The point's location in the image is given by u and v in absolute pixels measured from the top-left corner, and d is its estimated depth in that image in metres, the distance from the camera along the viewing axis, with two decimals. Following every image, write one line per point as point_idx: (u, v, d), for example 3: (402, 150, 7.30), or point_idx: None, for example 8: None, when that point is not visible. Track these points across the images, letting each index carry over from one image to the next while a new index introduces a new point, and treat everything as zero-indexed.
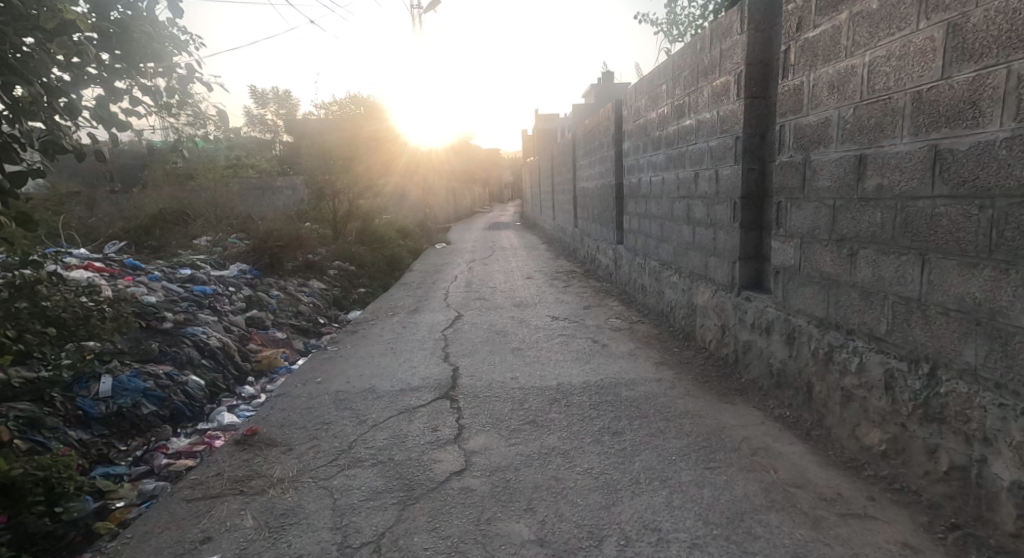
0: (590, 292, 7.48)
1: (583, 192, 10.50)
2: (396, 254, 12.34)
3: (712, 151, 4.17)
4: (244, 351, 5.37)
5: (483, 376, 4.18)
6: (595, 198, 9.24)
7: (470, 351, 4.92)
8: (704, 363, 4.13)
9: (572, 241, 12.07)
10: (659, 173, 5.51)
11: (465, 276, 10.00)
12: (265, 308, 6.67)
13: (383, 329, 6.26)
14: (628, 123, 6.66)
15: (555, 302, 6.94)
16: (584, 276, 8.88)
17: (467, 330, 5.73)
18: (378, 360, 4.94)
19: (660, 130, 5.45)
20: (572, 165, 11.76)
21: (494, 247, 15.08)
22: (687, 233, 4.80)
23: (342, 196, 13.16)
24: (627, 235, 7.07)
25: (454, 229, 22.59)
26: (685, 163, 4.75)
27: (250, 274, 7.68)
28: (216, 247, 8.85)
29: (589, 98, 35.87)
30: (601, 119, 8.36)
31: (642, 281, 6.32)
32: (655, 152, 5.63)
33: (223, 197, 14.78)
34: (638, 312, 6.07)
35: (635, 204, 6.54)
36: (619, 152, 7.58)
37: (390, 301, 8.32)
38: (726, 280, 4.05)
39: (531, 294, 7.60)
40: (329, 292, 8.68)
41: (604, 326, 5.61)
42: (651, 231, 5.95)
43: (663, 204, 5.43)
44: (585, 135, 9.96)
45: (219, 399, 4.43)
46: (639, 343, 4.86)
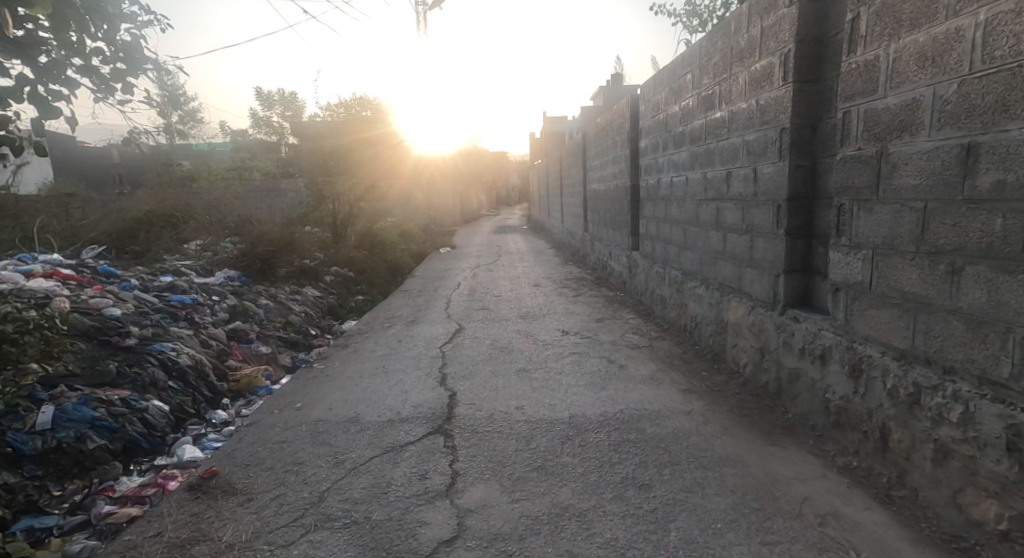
0: (602, 302, 6.91)
1: (593, 195, 9.93)
2: (398, 258, 11.83)
3: (749, 146, 3.61)
4: (221, 369, 4.85)
5: (484, 405, 3.64)
6: (607, 202, 8.68)
7: (470, 372, 4.39)
8: (739, 391, 3.58)
9: (582, 246, 11.51)
10: (681, 173, 4.95)
11: (468, 283, 9.46)
12: (250, 319, 6.16)
13: (377, 343, 5.73)
14: (646, 118, 6.10)
15: (565, 314, 6.39)
16: (595, 284, 8.33)
17: (468, 345, 5.20)
18: (367, 381, 4.41)
19: (683, 126, 4.90)
20: (582, 166, 11.20)
21: (500, 252, 14.54)
22: (716, 241, 4.25)
23: (342, 199, 12.65)
24: (643, 241, 6.51)
25: (460, 233, 22.07)
26: (714, 161, 4.20)
27: (238, 281, 7.17)
28: (204, 251, 8.35)
29: (599, 100, 35.26)
30: (615, 116, 7.80)
31: (661, 293, 5.77)
32: (677, 150, 5.08)
33: (220, 199, 14.31)
34: (656, 326, 5.52)
35: (653, 207, 5.99)
36: (635, 152, 7.03)
37: (388, 310, 7.80)
38: (765, 296, 3.49)
39: (538, 304, 7.05)
40: (323, 300, 8.16)
41: (620, 342, 5.06)
42: (672, 238, 5.39)
43: (687, 207, 4.89)
44: (596, 134, 9.40)
45: (185, 428, 3.91)
46: (661, 364, 4.31)
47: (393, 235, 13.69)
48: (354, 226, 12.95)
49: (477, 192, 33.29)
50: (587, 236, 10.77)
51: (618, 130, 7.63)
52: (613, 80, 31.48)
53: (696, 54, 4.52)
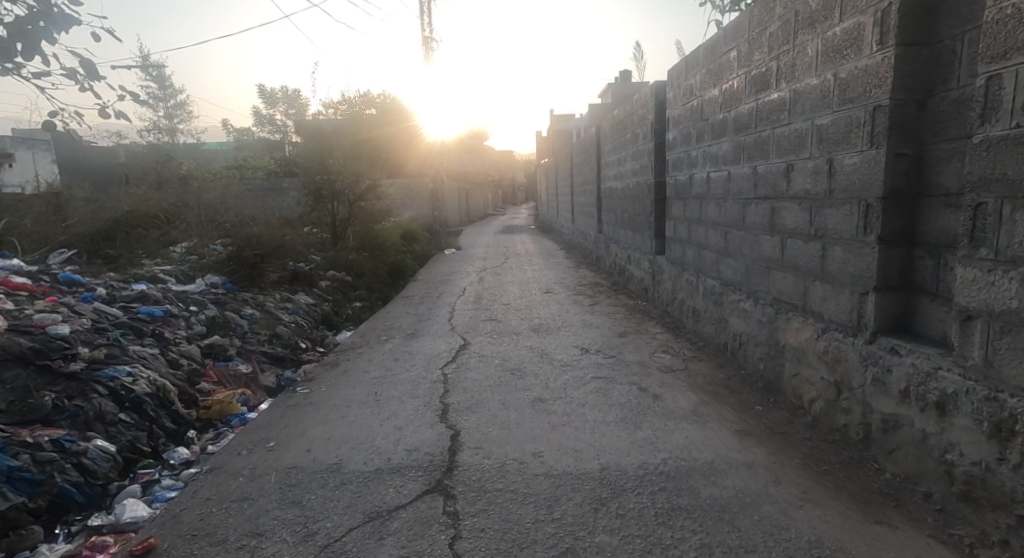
0: (623, 314, 6.22)
1: (609, 194, 9.24)
2: (399, 261, 11.20)
3: (821, 133, 2.93)
4: (190, 394, 4.20)
5: (494, 451, 2.98)
6: (625, 202, 7.99)
7: (477, 402, 3.73)
8: (809, 435, 2.91)
9: (595, 249, 10.82)
10: (723, 167, 4.28)
11: (474, 289, 8.81)
12: (232, 333, 5.52)
13: (372, 361, 5.07)
14: (675, 106, 5.42)
15: (582, 327, 5.71)
16: (612, 292, 7.64)
17: (474, 366, 4.54)
18: (356, 413, 3.76)
19: (725, 113, 4.22)
20: (595, 163, 10.51)
21: (507, 255, 13.86)
22: (771, 248, 3.58)
23: (341, 198, 12.00)
24: (670, 245, 5.83)
25: (465, 233, 21.45)
26: (771, 152, 3.52)
27: (221, 289, 6.54)
28: (188, 255, 7.71)
29: (607, 98, 34.58)
30: (635, 107, 7.12)
31: (694, 305, 5.09)
32: (717, 141, 4.40)
33: (214, 200, 13.67)
34: (689, 344, 4.84)
35: (684, 207, 5.32)
36: (660, 146, 6.34)
37: (387, 320, 7.15)
38: (844, 319, 2.81)
39: (552, 315, 6.37)
40: (316, 309, 7.51)
41: (649, 364, 4.39)
42: (708, 242, 4.70)
43: (730, 207, 4.21)
44: (613, 128, 8.71)
45: (135, 472, 3.26)
46: (704, 394, 3.64)
47: (395, 237, 13.04)
48: (354, 227, 12.30)
49: (483, 191, 32.59)
50: (601, 238, 10.09)
51: (639, 122, 6.94)
52: (623, 77, 30.69)
53: (744, 26, 3.84)
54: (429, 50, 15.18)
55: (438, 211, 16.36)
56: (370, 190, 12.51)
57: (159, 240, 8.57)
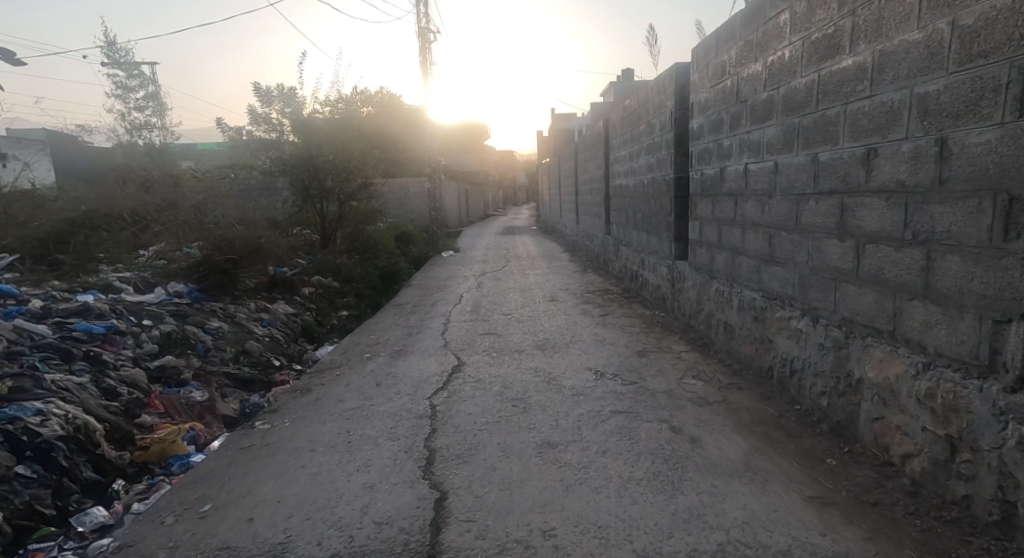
0: (640, 328, 5.49)
1: (618, 192, 8.53)
2: (393, 265, 10.50)
3: (927, 104, 2.22)
4: (124, 430, 3.48)
5: (492, 528, 2.26)
6: (638, 201, 7.27)
7: (471, 448, 3.01)
8: (913, 507, 2.18)
9: (603, 252, 10.10)
10: (769, 157, 3.56)
11: (472, 297, 8.09)
12: (190, 352, 4.80)
13: (351, 385, 4.36)
14: (701, 88, 4.71)
15: (595, 345, 4.98)
16: (624, 301, 6.92)
17: (469, 395, 3.82)
18: (323, 460, 3.04)
19: (771, 91, 3.51)
20: (603, 159, 9.81)
21: (508, 257, 13.14)
22: (840, 255, 2.86)
23: (332, 198, 11.29)
24: (696, 250, 5.10)
25: (465, 234, 20.77)
26: (839, 135, 2.80)
27: (186, 299, 5.84)
28: (157, 261, 7.01)
29: (609, 96, 33.91)
30: (651, 94, 6.41)
31: (727, 319, 4.37)
32: (760, 125, 3.68)
33: (200, 200, 12.97)
34: (722, 367, 4.11)
35: (713, 205, 4.60)
36: (681, 136, 5.62)
37: (375, 332, 6.44)
38: (965, 353, 2.09)
39: (560, 329, 5.65)
40: (295, 320, 6.79)
41: (679, 393, 3.67)
42: (746, 246, 3.99)
43: (776, 205, 3.50)
44: (623, 119, 7.98)
45: (27, 547, 2.54)
46: (755, 438, 2.91)
47: (389, 239, 12.32)
48: (345, 229, 11.59)
49: (483, 191, 31.86)
50: (610, 240, 9.36)
51: (655, 110, 6.23)
52: (625, 74, 30.00)
53: None
54: (425, 42, 14.48)
55: (435, 212, 15.62)
56: (363, 189, 11.81)
57: (129, 245, 7.88)
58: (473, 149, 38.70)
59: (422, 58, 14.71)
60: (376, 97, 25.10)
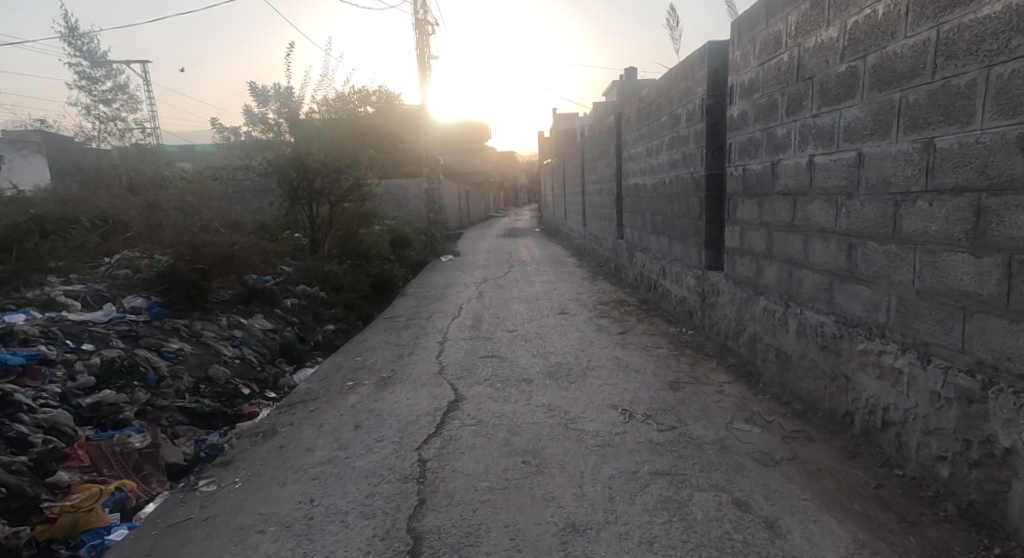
0: (668, 351, 4.72)
1: (632, 193, 7.77)
2: (388, 271, 9.76)
3: None
4: (27, 496, 2.74)
5: None
6: (658, 203, 6.53)
7: (472, 534, 2.26)
8: None
9: (613, 257, 9.33)
10: (848, 146, 2.81)
11: (472, 309, 7.35)
12: (138, 382, 4.04)
13: (326, 426, 3.60)
14: (746, 68, 3.96)
15: (617, 374, 4.22)
16: (643, 315, 6.15)
17: (468, 447, 3.06)
18: (273, 550, 2.28)
19: (852, 61, 2.76)
20: (614, 157, 9.05)
21: (510, 262, 12.38)
22: (975, 274, 2.10)
23: (322, 200, 10.56)
24: (735, 260, 4.34)
25: (465, 236, 20.04)
26: (977, 110, 2.05)
27: (143, 316, 5.09)
28: (119, 270, 6.26)
29: (612, 95, 33.22)
30: (674, 81, 5.66)
31: (782, 346, 3.61)
32: (834, 107, 2.94)
33: (183, 203, 12.21)
34: (780, 405, 3.35)
35: (761, 208, 3.85)
36: (714, 127, 4.86)
37: (363, 351, 5.70)
38: None
39: (574, 352, 4.89)
40: (272, 339, 6.03)
41: (733, 446, 2.91)
42: (812, 258, 3.23)
43: (860, 207, 2.75)
44: (639, 112, 7.24)
45: None
46: (856, 525, 2.15)
47: (384, 243, 11.57)
48: (336, 234, 10.83)
49: (484, 192, 31.17)
50: (622, 245, 8.60)
51: (680, 99, 5.48)
52: (629, 72, 29.19)
53: None
54: (423, 35, 13.75)
55: (433, 214, 14.87)
56: (356, 191, 11.07)
57: (93, 253, 7.13)
58: (474, 149, 37.99)
59: (419, 52, 13.97)
60: (374, 96, 24.39)
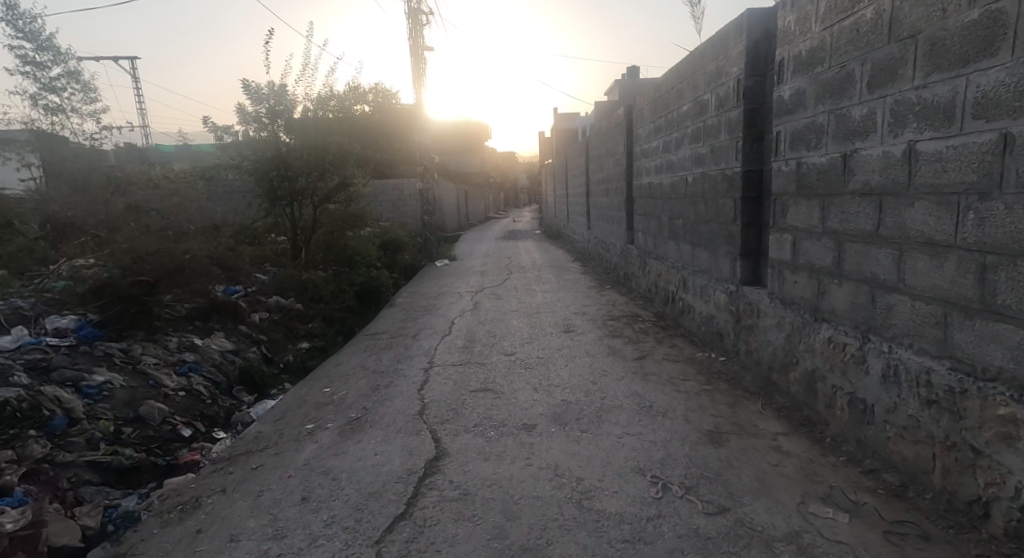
0: (698, 386, 3.90)
1: (646, 193, 6.93)
2: (376, 279, 8.97)
3: None
4: None
5: None
6: (678, 205, 5.70)
7: None
8: None
9: (623, 265, 8.49)
10: (985, 125, 2.00)
11: (465, 324, 6.54)
12: (35, 431, 3.25)
13: (266, 496, 2.78)
14: (804, 34, 3.14)
15: (639, 418, 3.40)
16: (662, 336, 5.32)
17: (450, 543, 2.25)
18: None
19: (991, 4, 1.94)
20: (623, 154, 8.22)
21: (509, 267, 11.57)
22: None
23: (305, 201, 9.74)
24: (784, 276, 3.51)
25: (462, 238, 19.32)
26: None
27: (68, 341, 4.31)
28: (56, 284, 5.45)
29: (614, 94, 32.48)
30: (700, 62, 4.85)
31: (857, 391, 2.78)
32: (956, 72, 2.12)
33: (158, 206, 11.39)
34: (864, 474, 2.53)
35: (826, 211, 3.04)
36: (752, 113, 4.03)
37: (339, 378, 4.89)
38: None
39: (584, 386, 4.06)
40: (230, 365, 5.21)
41: (816, 549, 2.08)
42: (909, 280, 2.42)
43: (1007, 214, 1.93)
44: (654, 101, 6.42)
45: None
46: None
47: (373, 248, 10.78)
48: (321, 239, 10.01)
49: (483, 193, 30.44)
50: (634, 252, 7.76)
51: (708, 82, 4.66)
52: (632, 68, 28.24)
53: None
54: (416, 26, 12.92)
55: (428, 217, 14.05)
56: (343, 192, 10.25)
57: (36, 263, 6.31)
58: (474, 150, 37.16)
59: (412, 44, 13.14)
60: (370, 94, 23.57)
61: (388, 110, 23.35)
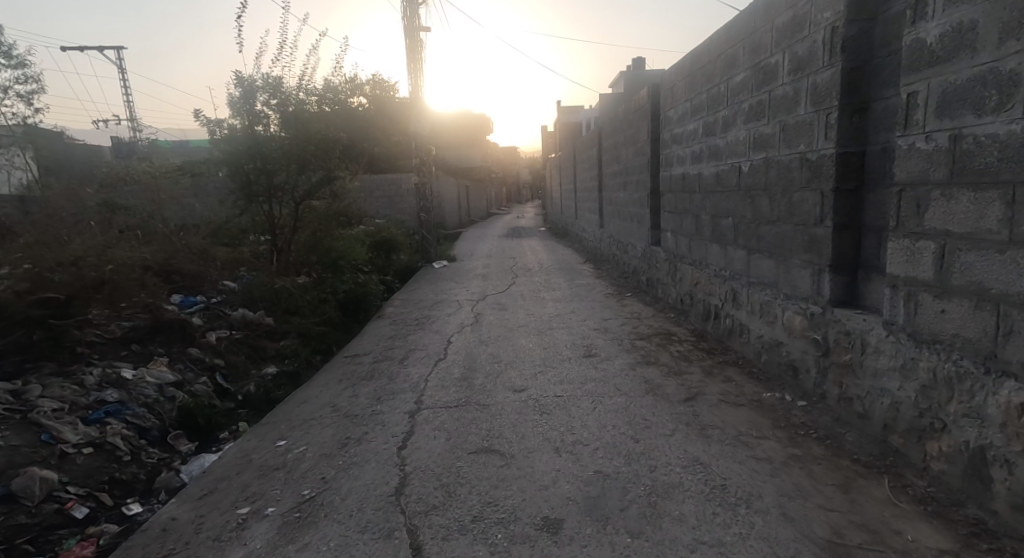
0: (783, 452, 2.85)
1: (679, 187, 5.88)
2: (366, 285, 7.96)
3: None
4: None
5: None
6: (727, 200, 4.63)
7: None
8: None
9: (647, 270, 7.43)
10: None
11: (464, 343, 5.50)
12: None
13: None
14: None
15: (713, 511, 2.35)
16: (711, 365, 4.26)
17: None
18: None
19: None
20: (647, 142, 7.16)
21: (514, 270, 10.54)
22: None
23: (286, 198, 8.72)
24: (919, 301, 2.46)
25: (463, 236, 18.36)
26: None
27: None
28: None
29: (619, 86, 31.50)
30: (766, 16, 3.78)
31: None
32: None
33: (127, 203, 10.34)
34: None
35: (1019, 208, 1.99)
36: (854, 72, 2.97)
37: (306, 420, 3.86)
38: None
39: (623, 446, 3.02)
40: (167, 403, 4.16)
41: None
42: None
43: None
44: (692, 76, 5.36)
45: None
46: None
47: (363, 249, 9.77)
48: (305, 239, 8.97)
49: (485, 189, 29.44)
50: (662, 255, 6.69)
51: (779, 41, 3.59)
52: (639, 59, 27.07)
53: None
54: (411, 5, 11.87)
55: (425, 214, 13.02)
56: (329, 186, 9.21)
57: None
58: (476, 144, 36.12)
59: (407, 26, 12.06)
60: (366, 86, 22.55)
61: (386, 102, 22.33)
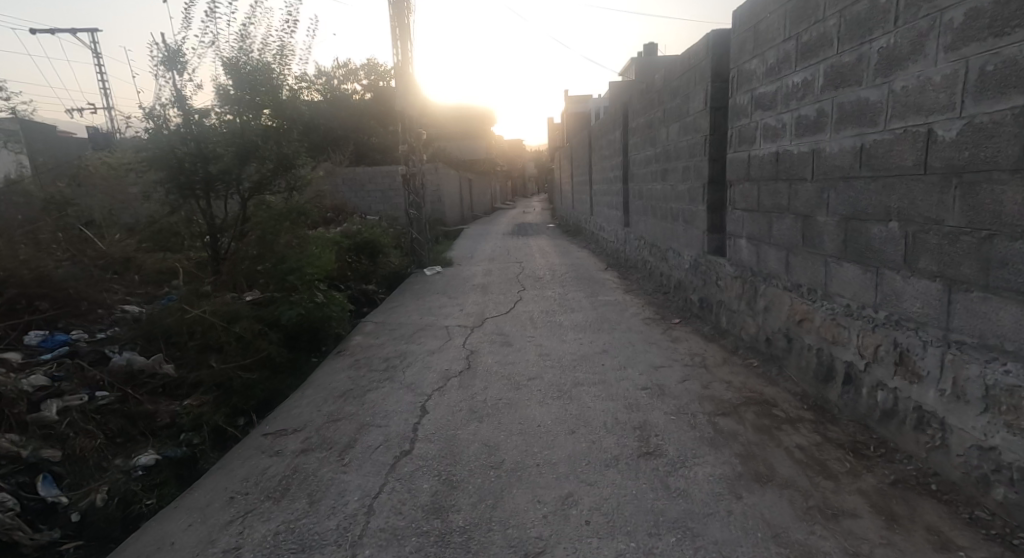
0: None
1: (767, 172, 4.00)
2: (332, 303, 6.14)
3: None
4: None
5: None
6: (888, 190, 2.72)
7: None
8: None
9: (701, 287, 5.55)
10: None
11: (450, 410, 3.66)
12: None
13: None
14: None
15: None
16: (879, 493, 2.37)
17: None
18: None
19: None
20: (704, 112, 5.28)
21: (518, 278, 8.75)
22: None
23: (231, 193, 6.94)
24: None
25: (465, 233, 16.62)
26: None
27: None
28: None
29: (629, 72, 29.73)
30: None
31: None
32: None
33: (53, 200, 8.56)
34: None
35: None
36: None
37: None
38: None
39: None
40: None
41: None
42: None
43: None
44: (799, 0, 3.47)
45: None
46: None
47: (332, 255, 8.00)
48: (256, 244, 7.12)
49: (489, 182, 27.69)
50: (730, 271, 4.81)
51: None
52: (652, 45, 25.42)
53: None
54: None
55: (417, 209, 11.15)
56: (287, 177, 7.33)
57: None
58: (480, 135, 34.30)
59: None
60: (362, 72, 20.91)
61: (381, 87, 20.38)
